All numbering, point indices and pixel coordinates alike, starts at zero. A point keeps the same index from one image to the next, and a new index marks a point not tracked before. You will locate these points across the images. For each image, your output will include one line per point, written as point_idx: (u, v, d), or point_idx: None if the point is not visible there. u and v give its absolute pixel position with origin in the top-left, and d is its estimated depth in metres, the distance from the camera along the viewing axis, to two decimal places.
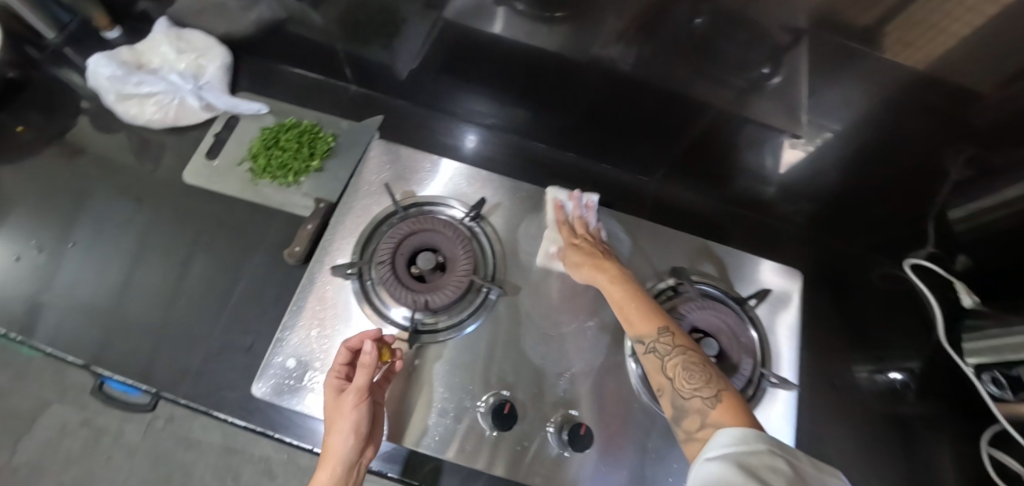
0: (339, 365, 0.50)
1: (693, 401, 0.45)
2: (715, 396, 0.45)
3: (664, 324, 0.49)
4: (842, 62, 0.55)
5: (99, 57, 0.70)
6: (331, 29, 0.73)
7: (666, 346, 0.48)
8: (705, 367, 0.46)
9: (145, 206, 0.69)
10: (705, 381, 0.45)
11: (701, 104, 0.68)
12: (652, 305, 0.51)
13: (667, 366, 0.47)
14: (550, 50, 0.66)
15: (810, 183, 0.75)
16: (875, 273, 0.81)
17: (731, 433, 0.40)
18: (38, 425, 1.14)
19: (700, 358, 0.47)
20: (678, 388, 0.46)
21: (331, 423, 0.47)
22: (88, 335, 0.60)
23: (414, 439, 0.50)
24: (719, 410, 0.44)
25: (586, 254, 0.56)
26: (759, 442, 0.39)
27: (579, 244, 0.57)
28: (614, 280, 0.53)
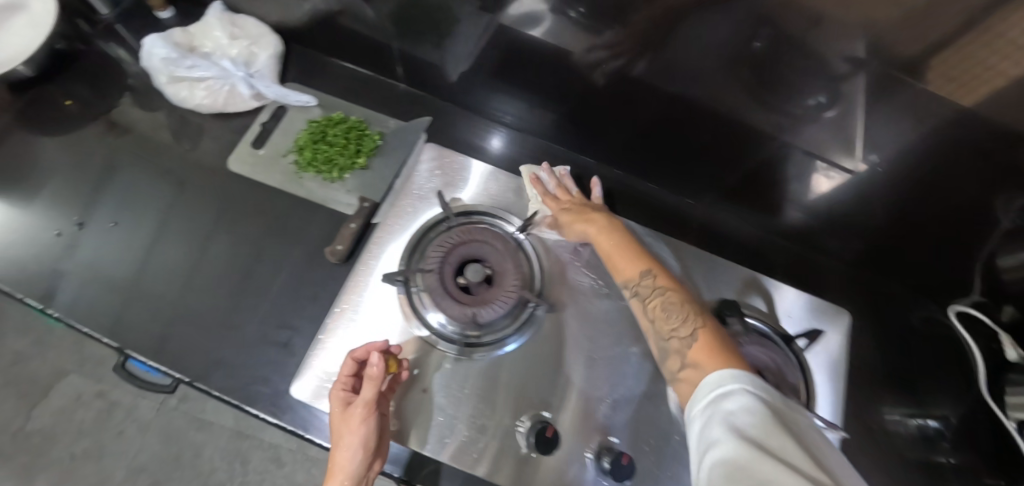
0: (344, 376, 0.50)
1: (673, 342, 0.45)
2: (692, 334, 0.44)
3: (648, 268, 0.51)
4: (913, 103, 0.53)
5: (154, 37, 0.69)
6: (384, 25, 0.72)
7: (648, 288, 0.49)
8: (685, 306, 0.46)
9: (189, 191, 0.69)
10: (683, 320, 0.45)
11: (756, 131, 0.66)
12: (638, 251, 0.53)
13: (650, 309, 0.48)
14: (607, 65, 0.65)
15: (861, 220, 0.73)
16: (917, 316, 0.79)
17: (710, 376, 0.39)
18: (54, 394, 1.15)
19: (682, 299, 0.47)
20: (660, 330, 0.47)
21: (339, 437, 0.46)
22: (127, 317, 0.60)
23: (418, 442, 0.51)
24: (695, 346, 0.43)
25: (571, 211, 0.60)
26: (735, 381, 0.37)
27: (563, 205, 0.61)
28: (600, 230, 0.56)
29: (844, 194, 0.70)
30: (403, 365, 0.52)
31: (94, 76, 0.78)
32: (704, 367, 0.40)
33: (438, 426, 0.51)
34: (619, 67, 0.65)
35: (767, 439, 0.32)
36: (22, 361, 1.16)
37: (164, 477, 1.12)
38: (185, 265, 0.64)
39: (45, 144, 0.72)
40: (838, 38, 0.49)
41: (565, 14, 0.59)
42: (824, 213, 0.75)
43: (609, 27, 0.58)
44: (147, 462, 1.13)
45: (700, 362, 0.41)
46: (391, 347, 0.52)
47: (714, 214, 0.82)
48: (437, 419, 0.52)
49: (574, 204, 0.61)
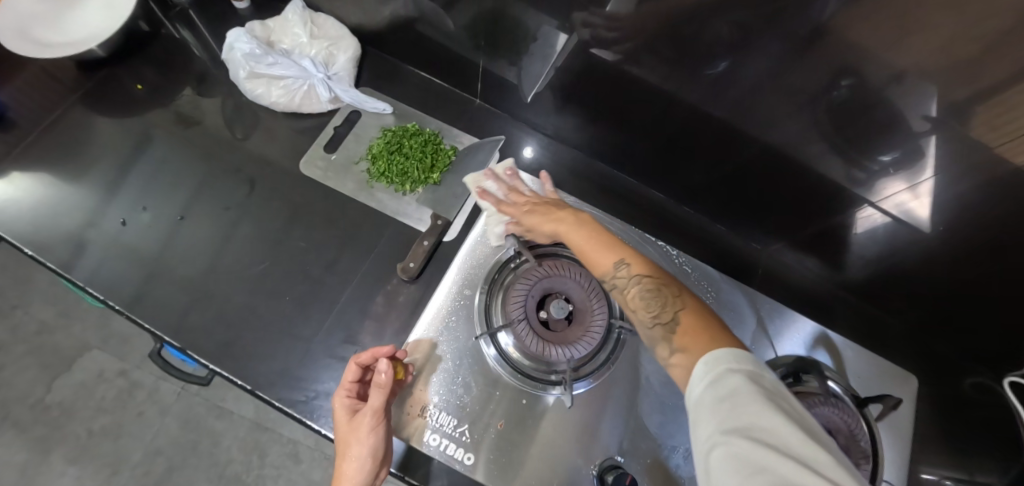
0: (348, 382, 0.49)
1: (657, 329, 0.44)
2: (674, 319, 0.43)
3: (619, 257, 0.48)
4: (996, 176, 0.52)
5: (239, 31, 0.69)
6: (463, 37, 0.71)
7: (625, 278, 0.47)
8: (661, 290, 0.46)
9: (257, 190, 0.69)
10: (663, 305, 0.44)
11: (834, 185, 0.66)
12: (605, 240, 0.50)
13: (629, 299, 0.47)
14: (688, 100, 0.65)
15: (923, 286, 0.72)
16: (966, 382, 0.79)
17: (699, 364, 0.38)
18: (76, 368, 1.14)
19: (658, 283, 0.46)
20: (641, 320, 0.45)
21: (346, 446, 0.46)
22: (190, 314, 0.60)
23: (419, 440, 0.50)
24: (681, 333, 0.42)
25: (531, 207, 0.57)
26: (723, 368, 0.36)
27: (523, 203, 0.58)
28: (569, 220, 0.53)
29: (914, 261, 0.69)
30: (408, 370, 0.52)
31: (164, 62, 0.77)
32: (693, 351, 0.40)
33: (508, 462, 0.51)
34: (651, 86, 0.65)
35: (754, 422, 0.32)
36: (48, 331, 1.15)
37: (179, 463, 1.11)
38: (251, 267, 0.64)
39: (113, 127, 0.72)
40: (933, 102, 0.49)
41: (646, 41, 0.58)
42: (889, 272, 0.73)
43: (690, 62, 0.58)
44: (164, 445, 1.12)
45: (689, 346, 0.40)
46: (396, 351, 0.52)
47: (780, 259, 0.82)
48: (509, 455, 0.51)
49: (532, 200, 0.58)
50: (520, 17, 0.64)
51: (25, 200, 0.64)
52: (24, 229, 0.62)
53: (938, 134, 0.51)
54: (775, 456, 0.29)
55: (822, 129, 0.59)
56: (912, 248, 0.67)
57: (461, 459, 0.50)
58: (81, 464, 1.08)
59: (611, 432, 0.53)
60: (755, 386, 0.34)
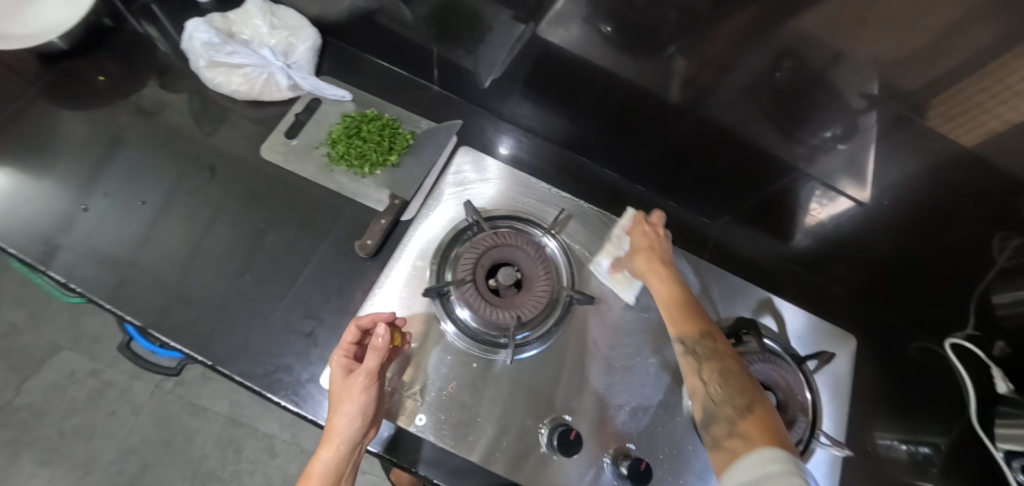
0: (347, 343, 0.52)
1: (724, 409, 0.44)
2: (747, 407, 0.43)
3: (707, 329, 0.49)
4: (913, 138, 0.57)
5: (198, 21, 0.70)
6: (420, 27, 0.74)
7: (705, 350, 0.47)
8: (742, 376, 0.45)
9: (220, 176, 0.70)
10: (738, 389, 0.44)
11: (773, 157, 0.70)
12: (698, 310, 0.50)
13: (702, 370, 0.47)
14: (637, 81, 0.68)
15: (864, 251, 0.76)
16: (913, 346, 0.82)
17: (758, 460, 0.39)
18: (46, 369, 1.13)
19: (739, 370, 0.46)
20: (710, 393, 0.46)
21: (338, 403, 0.47)
22: (150, 296, 0.61)
23: (390, 412, 0.52)
24: (748, 421, 0.42)
25: (644, 251, 0.57)
26: (776, 470, 0.37)
27: (635, 243, 0.58)
28: (670, 276, 0.54)
29: (854, 226, 0.73)
30: (405, 341, 0.54)
31: (127, 55, 0.78)
32: (754, 441, 0.40)
33: (463, 426, 0.52)
34: (601, 68, 0.68)
35: None
36: (16, 333, 1.14)
37: (154, 461, 1.11)
38: (215, 250, 0.65)
39: (77, 119, 0.73)
40: (864, 76, 0.53)
41: (591, 23, 0.61)
42: (834, 241, 0.78)
43: (631, 42, 0.61)
44: (138, 444, 1.11)
45: (752, 435, 0.41)
46: (397, 319, 0.55)
47: (732, 234, 0.85)
48: (463, 417, 0.53)
49: (641, 242, 0.58)
50: (471, 6, 0.67)
51: None
52: None
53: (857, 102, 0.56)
54: None
55: (757, 104, 0.63)
56: (853, 218, 0.72)
57: (414, 420, 0.52)
58: (53, 465, 1.07)
59: (563, 394, 0.56)
60: None
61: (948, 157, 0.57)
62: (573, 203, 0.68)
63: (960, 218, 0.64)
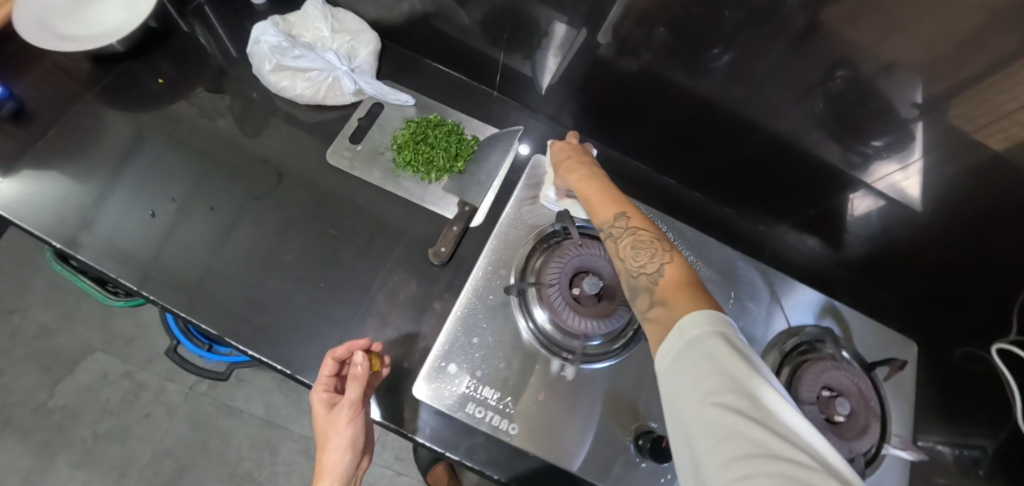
0: (325, 377, 0.53)
1: (642, 279, 0.46)
2: (659, 271, 0.45)
3: (623, 210, 0.52)
4: (983, 154, 0.58)
5: (265, 24, 0.70)
6: (482, 32, 0.74)
7: (621, 229, 0.50)
8: (654, 244, 0.47)
9: (285, 182, 0.70)
10: (650, 257, 0.47)
11: (832, 168, 0.71)
12: (614, 195, 0.54)
13: (620, 249, 0.49)
14: (701, 92, 0.68)
15: (912, 260, 0.78)
16: (958, 352, 0.84)
17: (679, 324, 0.40)
18: (79, 370, 1.12)
19: (651, 237, 0.48)
20: (629, 267, 0.48)
21: (328, 437, 0.51)
22: (226, 302, 0.62)
23: (481, 421, 0.54)
24: (662, 284, 0.44)
25: (565, 159, 0.63)
26: (693, 327, 0.39)
27: (559, 156, 0.64)
28: (586, 175, 0.59)
29: (907, 237, 0.75)
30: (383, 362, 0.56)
31: (182, 57, 0.78)
32: (669, 303, 0.42)
33: (553, 436, 0.54)
34: (666, 77, 0.68)
35: (731, 390, 0.34)
36: (48, 334, 1.13)
37: (190, 464, 1.10)
38: (284, 256, 0.65)
39: (136, 122, 0.72)
40: (937, 94, 0.54)
41: (661, 33, 0.62)
42: (886, 249, 0.79)
43: (701, 53, 0.62)
44: (173, 447, 1.11)
45: (667, 298, 0.43)
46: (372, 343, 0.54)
47: (782, 239, 0.87)
48: (555, 426, 0.55)
49: (563, 155, 0.64)
50: (539, 15, 0.67)
51: (53, 193, 0.64)
52: (50, 223, 0.62)
53: (926, 120, 0.58)
54: (751, 429, 0.32)
55: (824, 116, 0.64)
56: (904, 226, 0.73)
57: (506, 430, 0.54)
58: (88, 468, 1.06)
59: (645, 401, 0.57)
60: (731, 351, 0.36)
61: (1006, 170, 0.58)
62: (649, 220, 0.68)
63: (1012, 228, 0.65)
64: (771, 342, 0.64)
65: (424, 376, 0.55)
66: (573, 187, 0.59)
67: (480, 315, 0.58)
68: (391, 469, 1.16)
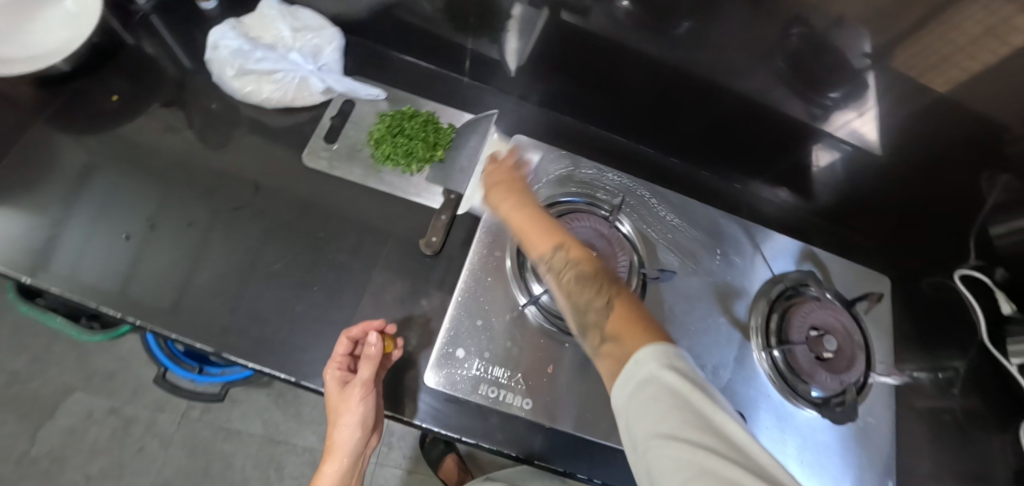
0: (339, 356, 0.54)
1: (590, 315, 0.44)
2: (608, 306, 0.44)
3: (562, 241, 0.50)
4: (929, 94, 0.62)
5: (224, 28, 0.69)
6: (446, 19, 0.73)
7: (560, 262, 0.48)
8: (598, 277, 0.46)
9: (263, 190, 0.68)
10: (596, 291, 0.45)
11: (797, 122, 0.74)
12: (550, 225, 0.51)
13: (563, 283, 0.48)
14: (667, 59, 0.70)
15: (878, 201, 0.83)
16: (926, 283, 0.90)
17: (634, 359, 0.38)
18: (60, 413, 1.07)
19: (594, 270, 0.47)
20: (574, 303, 0.46)
21: (339, 415, 0.53)
22: (219, 318, 0.60)
23: (494, 400, 0.55)
24: (613, 319, 0.43)
25: (496, 185, 0.59)
26: (646, 365, 0.37)
27: (493, 178, 0.61)
28: (519, 202, 0.56)
29: (872, 180, 0.79)
30: (397, 344, 0.57)
31: (135, 72, 0.74)
32: (621, 338, 0.41)
33: (565, 406, 0.56)
34: (631, 48, 0.69)
35: (693, 428, 0.34)
36: (21, 381, 1.07)
37: None
38: (271, 264, 0.64)
39: (94, 143, 0.68)
40: (876, 41, 0.58)
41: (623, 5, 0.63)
42: (853, 193, 0.83)
43: (661, 23, 0.64)
44: (173, 477, 1.07)
45: (619, 333, 0.41)
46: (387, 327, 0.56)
47: (758, 195, 0.90)
48: (566, 396, 0.56)
49: (495, 179, 0.60)
50: None
51: (14, 227, 0.61)
52: (17, 257, 0.59)
53: (877, 67, 0.61)
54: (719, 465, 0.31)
55: (782, 74, 0.66)
56: (867, 170, 0.77)
57: (521, 405, 0.55)
58: None
59: None
60: (688, 385, 0.36)
61: (947, 108, 0.63)
62: (633, 189, 0.69)
63: (964, 162, 0.70)
64: (760, 291, 0.67)
65: (433, 366, 0.55)
66: (507, 217, 0.56)
67: (481, 299, 0.59)
68: (401, 468, 1.16)
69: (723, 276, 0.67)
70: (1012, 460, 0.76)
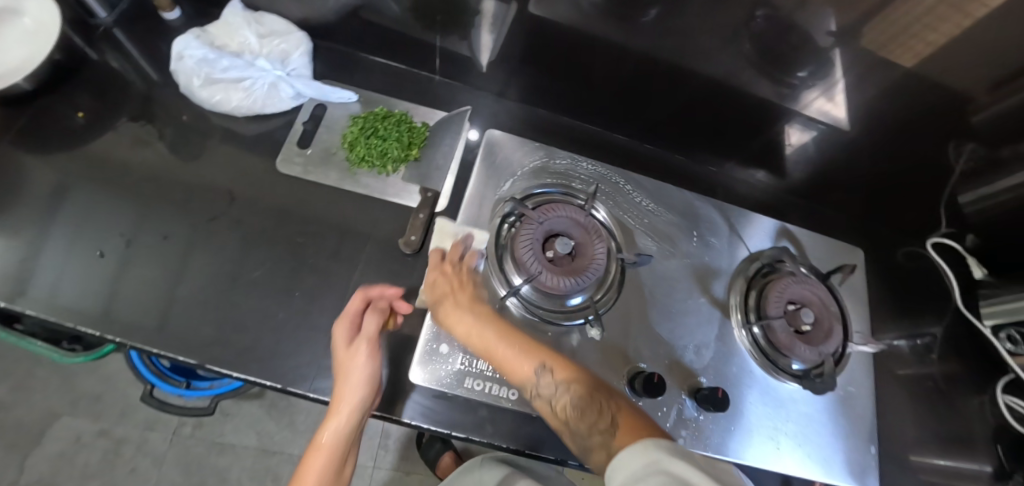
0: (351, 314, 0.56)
1: (593, 437, 0.43)
2: (611, 424, 0.43)
3: (541, 361, 0.49)
4: (890, 68, 0.64)
5: (188, 38, 0.68)
6: (413, 18, 0.73)
7: (548, 387, 0.47)
8: (593, 397, 0.46)
9: (238, 200, 0.68)
10: (596, 410, 0.44)
11: (767, 103, 0.75)
12: (522, 345, 0.50)
13: (557, 409, 0.47)
14: (636, 47, 0.70)
15: (847, 176, 0.84)
16: (901, 253, 0.92)
17: (636, 452, 0.38)
18: (47, 439, 1.05)
19: (586, 388, 0.47)
20: (576, 429, 0.45)
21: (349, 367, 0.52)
22: (200, 330, 0.60)
23: (480, 392, 0.55)
24: (619, 436, 0.41)
25: (441, 297, 0.54)
26: (652, 451, 0.37)
27: (434, 289, 0.55)
28: (480, 320, 0.52)
29: (841, 156, 0.81)
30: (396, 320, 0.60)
31: (100, 87, 0.73)
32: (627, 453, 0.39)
33: None
34: (599, 38, 0.70)
35: None
36: (5, 409, 1.05)
37: None
38: (253, 273, 0.64)
39: (62, 163, 0.67)
40: (837, 20, 0.59)
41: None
42: (824, 169, 0.85)
43: (627, 11, 0.64)
44: None
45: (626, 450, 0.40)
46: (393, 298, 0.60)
47: (734, 176, 0.91)
48: None
49: (441, 292, 0.55)
50: None
51: None
52: None
53: (839, 46, 0.62)
54: None
55: (749, 55, 0.67)
56: (837, 146, 0.79)
57: (507, 397, 0.55)
58: None
59: (633, 345, 0.60)
60: (693, 468, 0.34)
61: (910, 79, 0.65)
62: (607, 177, 0.70)
63: (929, 132, 0.72)
64: (737, 270, 0.68)
65: (418, 362, 0.55)
66: (466, 337, 0.52)
67: None
68: (399, 470, 1.16)
69: (701, 258, 0.68)
70: (991, 419, 0.78)
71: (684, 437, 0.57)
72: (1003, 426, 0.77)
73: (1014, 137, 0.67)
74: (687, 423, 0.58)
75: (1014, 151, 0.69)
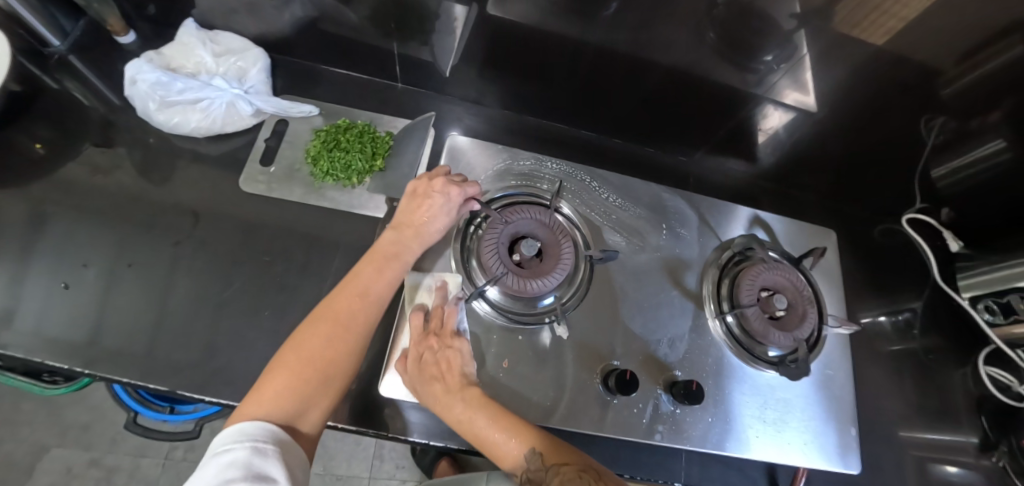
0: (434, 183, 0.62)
1: None
2: None
3: (531, 446, 0.49)
4: (851, 47, 0.63)
5: (138, 63, 0.68)
6: (370, 27, 0.72)
7: (537, 472, 0.47)
8: (583, 476, 0.46)
9: (204, 221, 0.67)
10: None
11: (733, 89, 0.74)
12: (514, 428, 0.50)
13: None
14: (594, 42, 0.70)
15: (818, 158, 0.85)
16: (877, 231, 0.92)
17: None
18: (38, 473, 1.05)
19: (577, 470, 0.46)
20: None
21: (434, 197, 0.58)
22: (169, 355, 0.59)
23: None
24: None
25: (429, 380, 0.51)
26: None
27: (419, 369, 0.52)
28: (469, 405, 0.50)
29: (809, 138, 0.81)
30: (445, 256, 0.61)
31: (58, 116, 0.72)
32: None
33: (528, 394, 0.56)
34: (557, 34, 0.70)
35: None
36: None
37: None
38: (223, 294, 0.63)
39: (21, 194, 0.66)
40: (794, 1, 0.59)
41: None
42: (794, 152, 0.85)
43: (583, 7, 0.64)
44: None
45: None
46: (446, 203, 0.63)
47: (705, 164, 0.91)
48: (525, 388, 0.56)
49: (427, 373, 0.52)
50: None
51: None
52: None
53: (798, 26, 0.62)
54: None
55: (712, 43, 0.67)
56: (804, 128, 0.79)
57: None
58: None
59: (606, 343, 0.60)
60: None
61: (873, 57, 0.64)
62: (573, 175, 0.70)
63: (896, 107, 0.72)
64: (709, 260, 0.68)
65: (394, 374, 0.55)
66: (459, 424, 0.50)
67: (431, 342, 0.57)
68: (395, 479, 1.16)
69: (671, 250, 0.68)
70: (974, 391, 0.78)
71: (662, 432, 0.57)
72: (986, 397, 0.77)
73: (981, 107, 0.67)
74: (664, 417, 0.58)
75: (983, 121, 0.69)
